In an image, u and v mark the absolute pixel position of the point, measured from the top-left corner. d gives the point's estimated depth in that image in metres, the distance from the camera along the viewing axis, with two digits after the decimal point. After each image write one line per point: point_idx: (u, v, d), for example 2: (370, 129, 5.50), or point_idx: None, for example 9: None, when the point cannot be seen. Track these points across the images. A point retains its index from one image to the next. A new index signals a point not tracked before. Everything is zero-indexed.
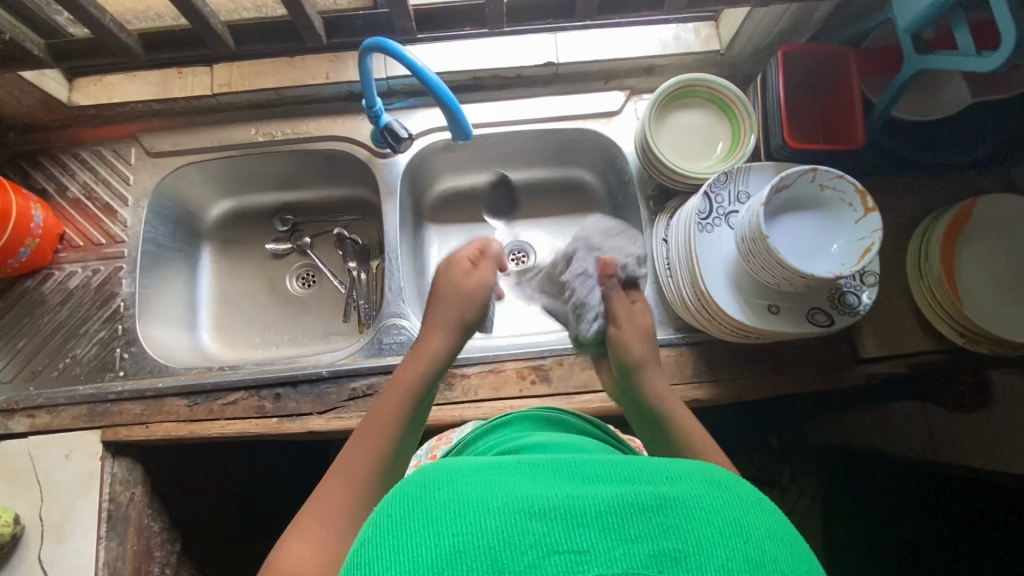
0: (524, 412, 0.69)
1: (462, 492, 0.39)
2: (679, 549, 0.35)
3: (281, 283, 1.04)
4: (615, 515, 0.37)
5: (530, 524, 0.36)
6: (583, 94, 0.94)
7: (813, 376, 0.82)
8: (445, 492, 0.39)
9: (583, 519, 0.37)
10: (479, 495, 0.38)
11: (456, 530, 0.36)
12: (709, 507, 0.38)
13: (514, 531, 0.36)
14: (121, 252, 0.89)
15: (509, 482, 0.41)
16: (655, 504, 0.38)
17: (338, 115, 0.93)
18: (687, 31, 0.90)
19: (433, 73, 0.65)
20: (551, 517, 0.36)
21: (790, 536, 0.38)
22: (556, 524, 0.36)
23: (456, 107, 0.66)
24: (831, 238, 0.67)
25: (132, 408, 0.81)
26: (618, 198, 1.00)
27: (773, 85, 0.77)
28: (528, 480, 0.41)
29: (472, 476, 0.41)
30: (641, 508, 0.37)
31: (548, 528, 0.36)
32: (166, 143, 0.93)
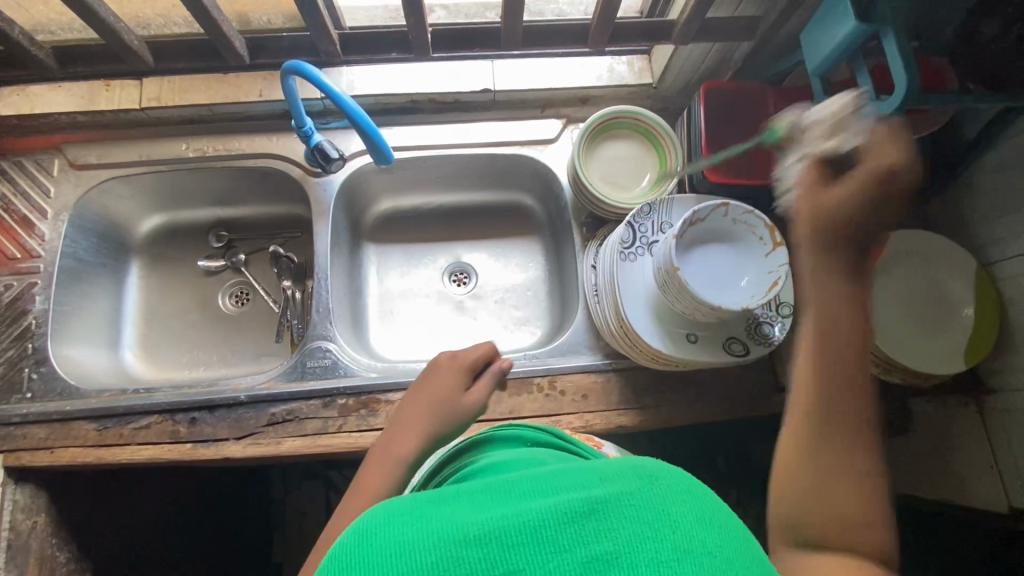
0: (483, 433, 0.65)
1: (398, 529, 0.37)
2: (611, 550, 0.35)
3: (212, 301, 1.02)
4: (550, 528, 0.36)
5: (466, 552, 0.35)
6: (521, 121, 0.95)
7: (737, 403, 0.83)
8: (381, 536, 0.37)
9: (518, 538, 0.36)
10: (414, 533, 0.37)
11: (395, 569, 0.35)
12: (641, 503, 0.37)
13: (450, 560, 0.35)
14: (36, 267, 0.86)
15: (449, 511, 0.39)
16: (587, 509, 0.37)
17: (272, 133, 0.92)
18: (621, 64, 0.93)
19: (350, 99, 0.67)
20: (486, 542, 0.36)
21: (720, 515, 0.38)
22: (490, 548, 0.35)
23: (374, 132, 0.67)
24: (744, 270, 0.68)
25: (37, 432, 0.78)
26: (557, 224, 1.01)
27: (696, 120, 0.80)
28: (468, 506, 0.39)
29: (413, 510, 0.39)
30: (575, 516, 0.36)
31: (487, 553, 0.35)
32: (91, 157, 0.90)
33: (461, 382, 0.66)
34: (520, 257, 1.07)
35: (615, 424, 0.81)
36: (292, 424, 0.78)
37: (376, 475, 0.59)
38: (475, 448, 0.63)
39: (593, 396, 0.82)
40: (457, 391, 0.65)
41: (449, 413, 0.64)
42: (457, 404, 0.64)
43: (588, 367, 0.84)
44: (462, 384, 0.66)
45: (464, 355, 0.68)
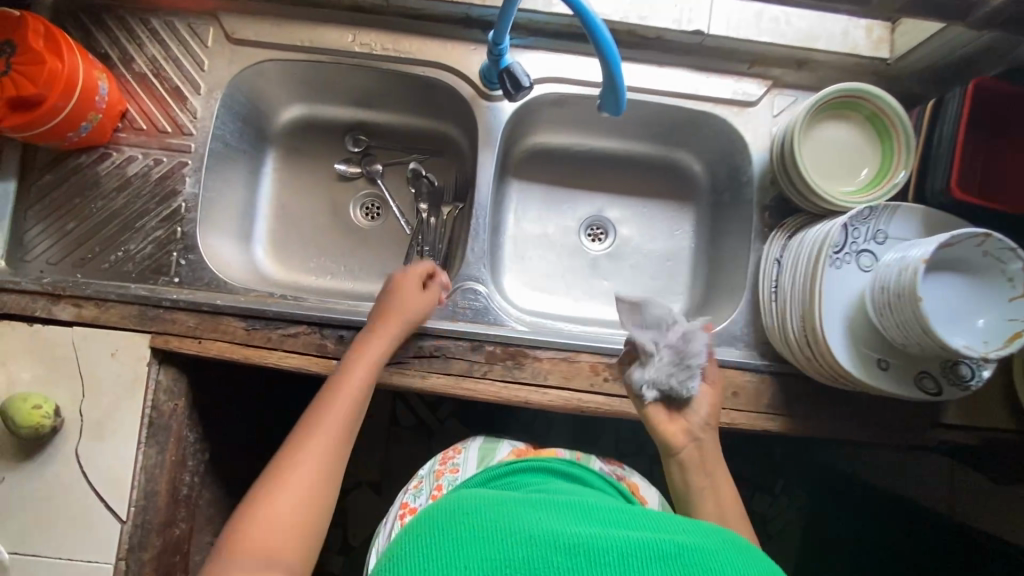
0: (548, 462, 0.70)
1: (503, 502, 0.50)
2: None
3: (344, 209, 0.97)
4: (634, 556, 0.44)
5: (555, 557, 0.43)
6: (721, 75, 0.83)
7: (889, 431, 0.79)
8: (488, 509, 0.48)
9: (606, 558, 0.43)
10: (519, 526, 0.46)
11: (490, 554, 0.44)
12: (709, 554, 0.45)
13: (540, 558, 0.43)
14: (187, 145, 0.81)
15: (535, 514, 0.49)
16: (672, 551, 0.44)
17: (447, 40, 0.82)
18: (858, 29, 0.80)
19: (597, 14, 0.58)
20: (578, 551, 0.44)
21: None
22: (576, 559, 0.43)
23: (615, 61, 0.60)
24: (979, 310, 0.61)
25: (186, 319, 0.77)
26: (724, 196, 0.92)
27: (951, 119, 0.69)
28: (555, 516, 0.49)
29: (512, 500, 0.51)
30: (646, 546, 0.44)
31: (578, 564, 0.43)
32: (250, 31, 0.82)
33: (408, 297, 0.73)
34: (666, 222, 0.99)
35: (760, 427, 0.78)
36: (438, 361, 0.76)
37: (352, 373, 0.66)
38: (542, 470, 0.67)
39: (744, 394, 0.78)
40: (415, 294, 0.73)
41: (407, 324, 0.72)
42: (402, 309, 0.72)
43: (744, 364, 0.79)
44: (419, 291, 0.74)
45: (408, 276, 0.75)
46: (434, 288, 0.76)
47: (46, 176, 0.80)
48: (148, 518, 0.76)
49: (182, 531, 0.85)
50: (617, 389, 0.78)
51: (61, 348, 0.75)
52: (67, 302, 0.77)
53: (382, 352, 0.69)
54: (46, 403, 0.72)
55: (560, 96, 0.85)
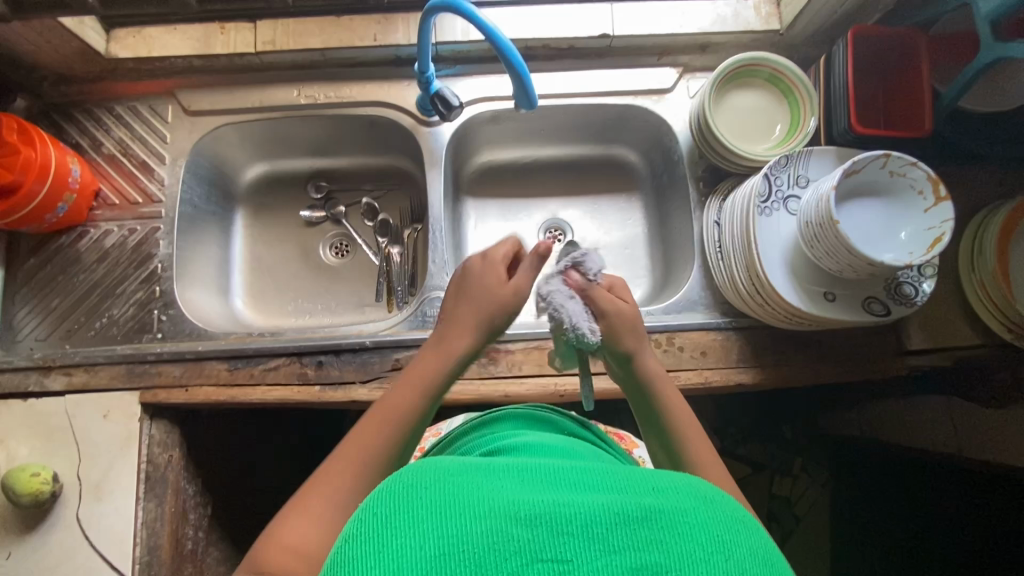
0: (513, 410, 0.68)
1: (445, 481, 0.39)
2: (661, 563, 0.35)
3: (315, 251, 1.03)
4: (599, 525, 0.36)
5: (514, 530, 0.35)
6: (635, 69, 0.91)
7: (857, 364, 0.82)
8: (426, 480, 0.39)
9: (567, 528, 0.36)
10: (471, 498, 0.37)
11: (442, 531, 0.35)
12: (695, 522, 0.37)
13: (498, 536, 0.35)
14: (158, 212, 0.87)
15: (494, 483, 0.40)
16: (642, 515, 0.37)
17: (384, 80, 0.90)
18: (747, 8, 0.88)
19: (505, 37, 0.63)
20: (537, 523, 0.36)
21: (773, 559, 0.37)
22: (539, 530, 0.36)
23: (525, 73, 0.64)
24: (898, 225, 0.66)
25: (171, 370, 0.80)
26: (663, 179, 0.99)
27: (839, 68, 0.76)
28: (516, 484, 0.40)
29: (454, 472, 0.40)
30: (627, 520, 0.36)
31: (534, 536, 0.35)
32: (205, 102, 0.90)
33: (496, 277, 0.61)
34: (618, 213, 1.05)
35: (734, 381, 0.80)
36: None
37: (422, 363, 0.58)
38: (506, 421, 0.65)
39: (711, 353, 0.81)
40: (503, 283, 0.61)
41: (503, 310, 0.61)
42: (503, 298, 0.60)
43: (706, 324, 0.83)
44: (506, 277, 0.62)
45: (497, 251, 0.63)
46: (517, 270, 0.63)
47: (30, 260, 0.85)
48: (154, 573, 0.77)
49: None
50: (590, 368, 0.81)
51: (54, 418, 0.78)
52: (58, 372, 0.81)
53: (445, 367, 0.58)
54: (44, 470, 0.75)
55: (495, 113, 0.92)
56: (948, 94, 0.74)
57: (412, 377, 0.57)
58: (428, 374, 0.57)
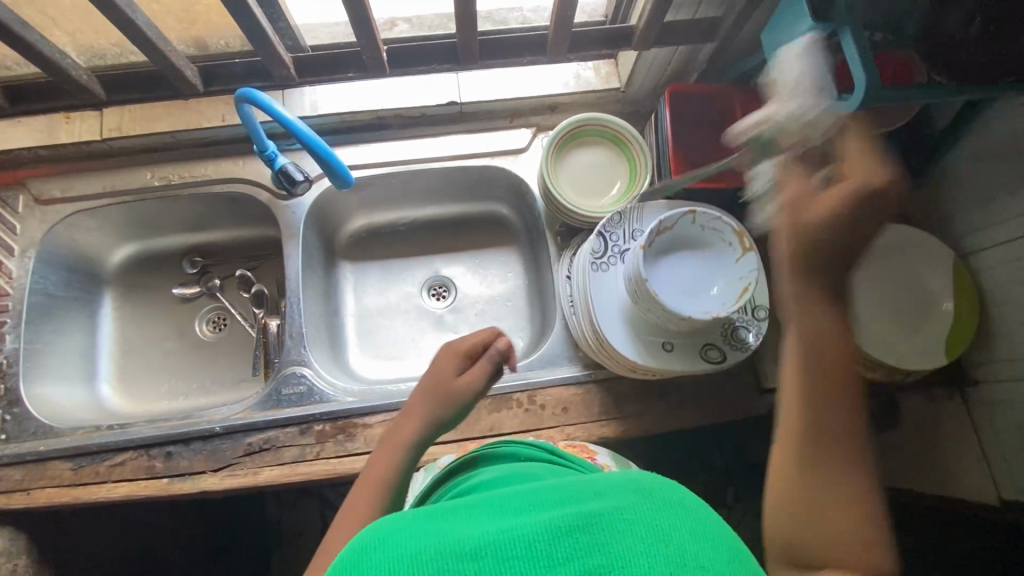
0: (483, 453, 0.66)
1: (395, 535, 0.38)
2: (604, 564, 0.35)
3: (189, 328, 1.01)
4: (543, 542, 0.36)
5: (458, 566, 0.35)
6: (490, 132, 0.93)
7: (719, 406, 0.83)
8: (376, 543, 0.38)
9: (511, 552, 0.36)
10: (414, 545, 0.37)
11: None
12: (634, 517, 0.37)
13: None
14: (5, 304, 0.85)
15: (440, 525, 0.39)
16: (581, 521, 0.37)
17: (238, 157, 0.91)
18: (587, 70, 0.92)
19: (301, 123, 0.64)
20: (480, 556, 0.35)
21: (718, 533, 0.37)
22: (485, 561, 0.35)
23: (329, 154, 0.66)
24: (714, 278, 0.67)
25: (12, 473, 0.77)
26: (533, 233, 1.00)
27: (662, 125, 0.79)
28: (464, 521, 0.39)
29: (401, 524, 0.39)
30: (569, 530, 0.36)
31: (476, 570, 0.35)
32: (56, 191, 0.89)
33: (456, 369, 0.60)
34: (498, 267, 1.06)
35: (596, 435, 0.80)
36: (269, 453, 0.77)
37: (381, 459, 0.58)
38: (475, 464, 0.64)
39: (573, 409, 0.81)
40: (453, 376, 0.60)
41: (455, 407, 0.60)
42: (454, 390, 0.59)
43: (567, 380, 0.83)
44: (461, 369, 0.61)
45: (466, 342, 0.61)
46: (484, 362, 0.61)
47: None
48: None
49: None
50: (450, 435, 0.80)
51: None
52: None
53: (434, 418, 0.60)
54: None
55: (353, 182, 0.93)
56: None
57: (371, 480, 0.56)
58: (388, 471, 0.57)
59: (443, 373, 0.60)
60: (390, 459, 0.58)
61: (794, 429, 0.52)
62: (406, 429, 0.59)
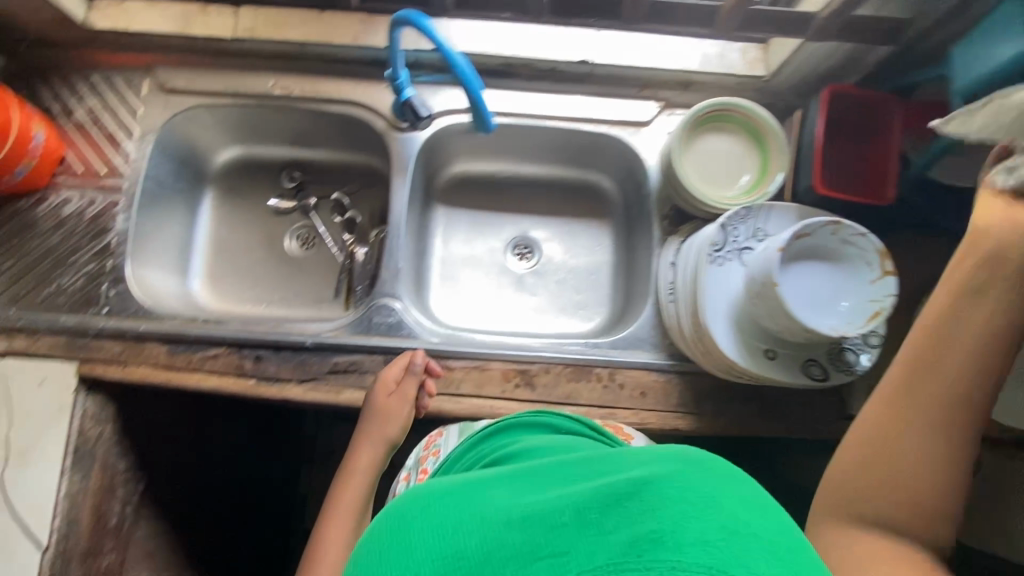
0: (512, 419, 0.66)
1: (432, 514, 0.40)
2: (656, 528, 0.32)
3: (279, 240, 1.02)
4: (592, 510, 0.35)
5: (509, 536, 0.35)
6: (616, 99, 0.90)
7: (798, 422, 0.82)
8: (419, 522, 0.39)
9: (558, 522, 0.35)
10: (454, 518, 0.39)
11: (436, 555, 0.36)
12: (683, 484, 0.35)
13: (490, 543, 0.35)
14: (120, 185, 0.87)
15: (484, 496, 0.41)
16: (628, 490, 0.35)
17: (360, 79, 0.89)
18: (733, 51, 0.87)
19: (460, 56, 0.62)
20: (525, 526, 0.35)
21: (770, 507, 0.35)
22: (533, 531, 0.35)
23: (481, 95, 0.64)
24: (844, 293, 0.65)
25: (111, 346, 0.80)
26: (634, 211, 0.98)
27: (811, 125, 0.75)
28: (504, 495, 0.41)
29: (439, 501, 0.42)
30: (617, 499, 0.35)
31: (524, 539, 0.35)
32: (180, 81, 0.89)
33: (385, 395, 0.77)
34: (587, 238, 1.04)
35: (670, 426, 0.80)
36: (353, 376, 0.79)
37: (347, 486, 0.75)
38: (503, 431, 0.64)
39: (652, 394, 0.81)
40: (384, 400, 0.76)
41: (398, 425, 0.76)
42: (390, 420, 0.76)
43: (650, 365, 0.82)
44: (386, 394, 0.77)
45: (388, 373, 0.77)
46: (410, 381, 0.77)
47: None
48: (70, 545, 0.78)
49: (110, 562, 0.86)
50: (527, 395, 0.80)
51: None
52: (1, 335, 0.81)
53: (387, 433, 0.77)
54: None
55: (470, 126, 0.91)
56: (918, 165, 0.72)
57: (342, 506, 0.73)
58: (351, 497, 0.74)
59: (379, 399, 0.77)
60: (355, 484, 0.75)
61: (996, 331, 0.48)
62: (358, 456, 0.77)
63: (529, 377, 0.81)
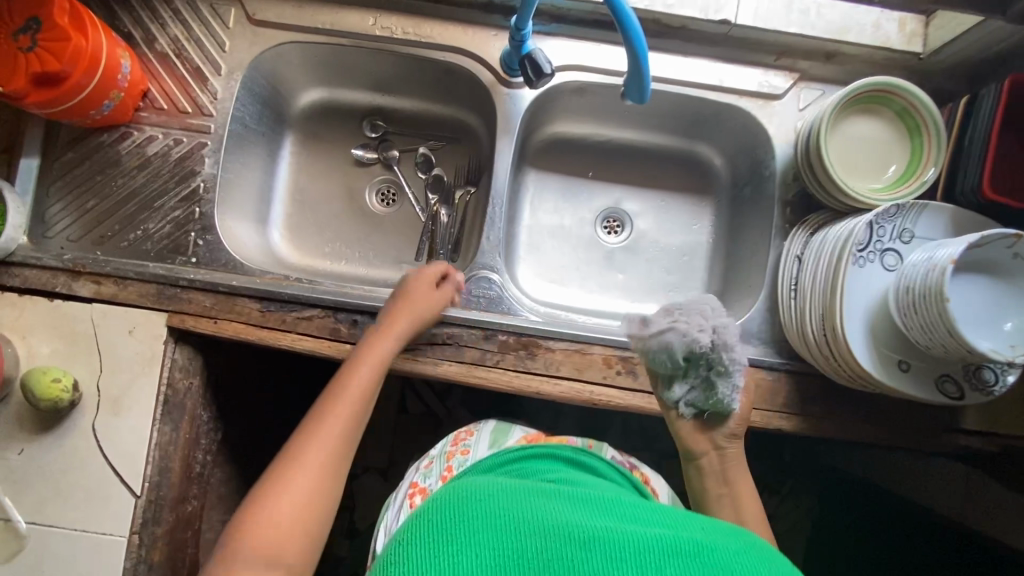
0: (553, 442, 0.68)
1: (498, 503, 0.45)
2: None
3: (360, 194, 0.97)
4: (649, 552, 0.41)
5: (571, 551, 0.41)
6: (748, 66, 0.81)
7: (906, 431, 0.78)
8: (490, 506, 0.45)
9: (618, 552, 0.41)
10: (522, 517, 0.44)
11: (495, 544, 0.42)
12: (734, 559, 0.42)
13: (538, 549, 0.41)
14: (207, 126, 0.81)
15: (534, 500, 0.46)
16: (685, 546, 0.42)
17: (468, 24, 0.81)
18: (890, 21, 0.78)
19: (628, 8, 0.56)
20: (587, 546, 0.41)
21: None
22: (593, 552, 0.41)
23: (642, 53, 0.59)
24: (1006, 312, 0.60)
25: (202, 299, 0.77)
26: (745, 191, 0.91)
27: (984, 117, 0.67)
28: (570, 509, 0.46)
29: (506, 492, 0.47)
30: (673, 549, 0.41)
31: (587, 556, 0.40)
32: (271, 12, 0.82)
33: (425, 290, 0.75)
34: (684, 216, 0.98)
35: (773, 426, 0.77)
36: (451, 348, 0.76)
37: (359, 368, 0.67)
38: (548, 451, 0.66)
39: (758, 392, 0.77)
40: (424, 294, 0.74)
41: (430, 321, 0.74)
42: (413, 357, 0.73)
43: (758, 361, 0.78)
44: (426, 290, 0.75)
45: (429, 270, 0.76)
46: (447, 288, 0.77)
47: (68, 153, 0.80)
48: (162, 493, 0.78)
49: (194, 508, 0.86)
50: (629, 383, 0.77)
51: (79, 324, 0.76)
52: (87, 279, 0.78)
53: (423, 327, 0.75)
54: (65, 377, 0.73)
55: (582, 85, 0.84)
56: None
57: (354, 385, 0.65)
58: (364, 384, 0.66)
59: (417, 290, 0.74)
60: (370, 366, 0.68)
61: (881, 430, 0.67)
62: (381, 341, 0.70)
63: (632, 364, 0.77)
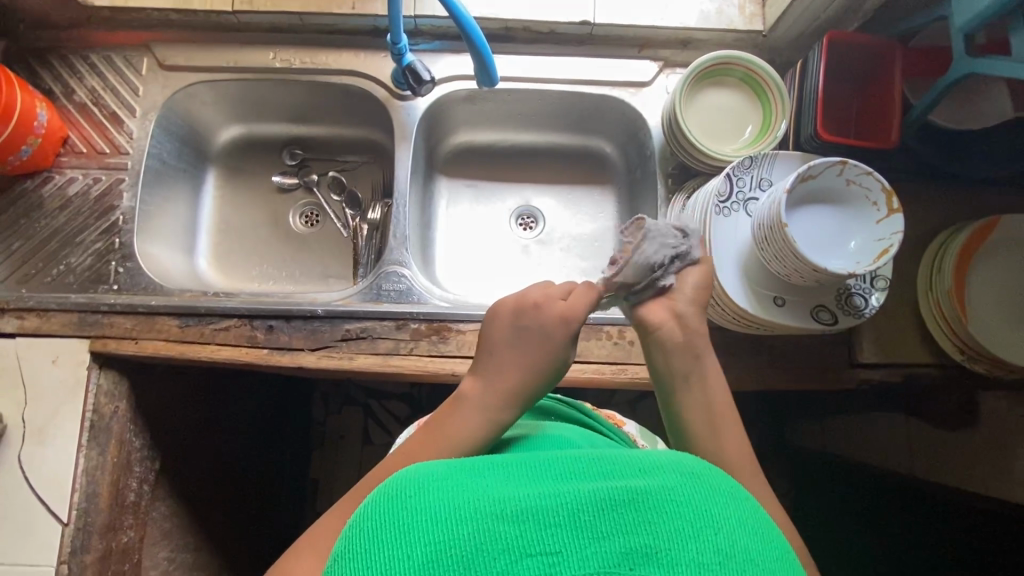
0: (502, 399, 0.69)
1: (427, 492, 0.38)
2: (649, 544, 0.34)
3: (284, 218, 1.02)
4: (588, 513, 0.35)
5: (502, 528, 0.35)
6: (616, 60, 0.90)
7: (808, 372, 0.82)
8: (419, 500, 0.37)
9: (554, 519, 0.35)
10: (455, 502, 0.36)
11: (428, 538, 0.35)
12: (681, 499, 0.36)
13: (487, 535, 0.34)
14: (124, 163, 0.87)
15: (482, 481, 0.39)
16: (626, 499, 0.36)
17: (360, 50, 0.90)
18: (731, 7, 0.88)
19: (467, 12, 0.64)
20: (523, 518, 0.35)
21: (752, 519, 0.37)
22: (528, 525, 0.35)
23: (486, 51, 0.65)
24: (850, 235, 0.66)
25: (123, 322, 0.81)
26: (637, 173, 0.98)
27: (814, 72, 0.75)
28: (503, 479, 0.39)
29: (441, 477, 0.39)
30: (612, 503, 0.36)
31: (521, 532, 0.35)
32: (180, 57, 0.90)
33: (546, 322, 0.56)
34: (591, 205, 1.04)
35: None
36: (365, 342, 0.80)
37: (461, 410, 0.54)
38: None
39: None
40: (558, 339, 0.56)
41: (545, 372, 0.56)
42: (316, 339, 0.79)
43: None
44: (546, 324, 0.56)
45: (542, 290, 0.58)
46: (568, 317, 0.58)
47: None
48: (90, 520, 0.78)
49: (131, 539, 0.85)
50: None
51: (3, 358, 0.79)
52: (11, 315, 0.80)
53: (500, 412, 0.54)
54: None
55: (470, 91, 0.92)
56: (917, 109, 0.73)
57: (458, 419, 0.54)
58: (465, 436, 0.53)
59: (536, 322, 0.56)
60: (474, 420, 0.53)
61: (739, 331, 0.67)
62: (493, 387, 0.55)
63: None
